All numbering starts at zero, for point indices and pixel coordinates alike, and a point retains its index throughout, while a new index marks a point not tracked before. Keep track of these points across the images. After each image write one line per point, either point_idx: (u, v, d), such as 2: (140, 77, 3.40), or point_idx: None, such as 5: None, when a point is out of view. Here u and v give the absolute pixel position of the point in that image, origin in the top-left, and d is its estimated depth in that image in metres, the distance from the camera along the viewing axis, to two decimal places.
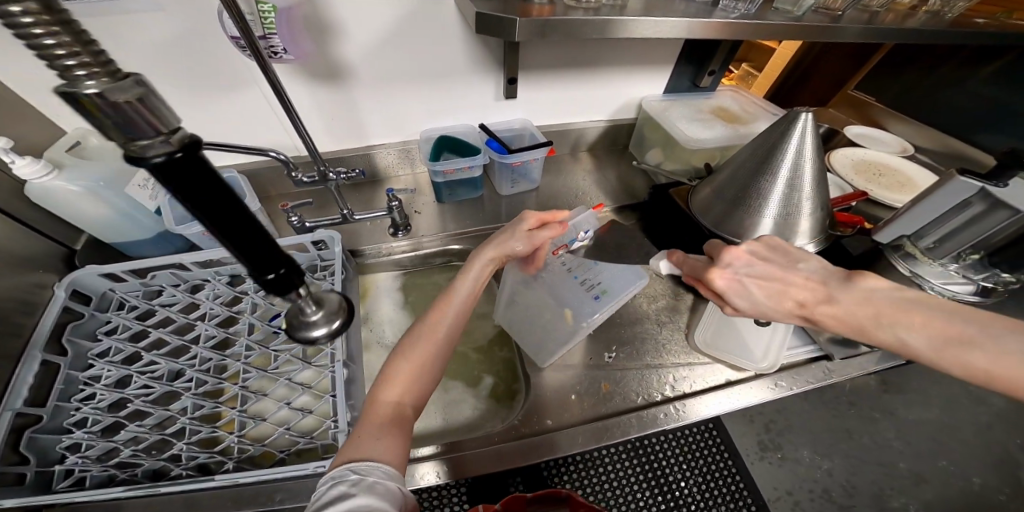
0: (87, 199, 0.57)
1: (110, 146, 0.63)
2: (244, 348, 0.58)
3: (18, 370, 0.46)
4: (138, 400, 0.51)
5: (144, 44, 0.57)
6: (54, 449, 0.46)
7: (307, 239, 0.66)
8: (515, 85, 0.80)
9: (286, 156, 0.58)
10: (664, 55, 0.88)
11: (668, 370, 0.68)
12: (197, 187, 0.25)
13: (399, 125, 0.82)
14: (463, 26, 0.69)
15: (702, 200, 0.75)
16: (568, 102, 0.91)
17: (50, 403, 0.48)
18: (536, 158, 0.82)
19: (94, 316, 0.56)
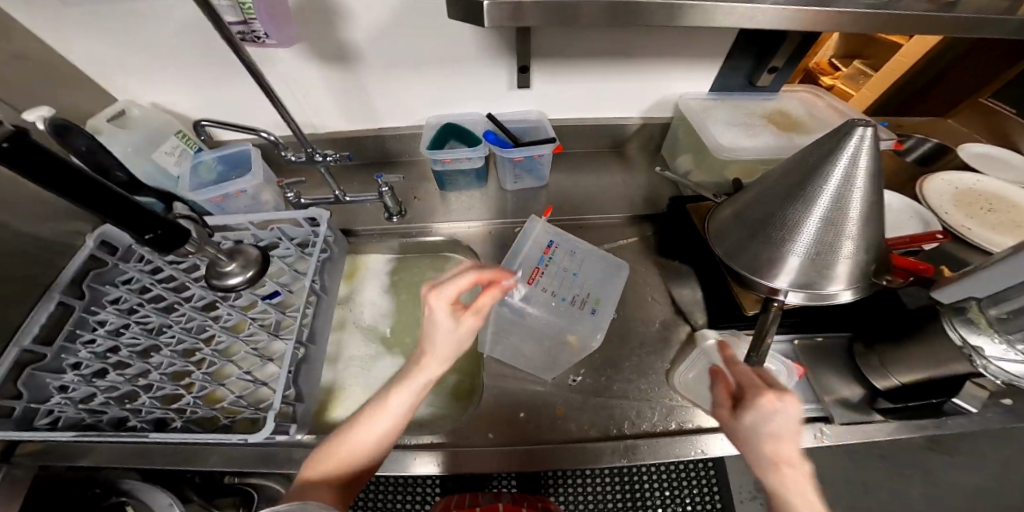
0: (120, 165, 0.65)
1: (148, 118, 0.70)
2: (225, 313, 0.64)
3: (35, 310, 0.55)
4: (124, 351, 0.59)
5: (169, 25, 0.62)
6: (50, 385, 0.55)
7: (301, 216, 0.70)
8: (528, 75, 0.74)
9: (277, 137, 0.62)
10: (711, 48, 0.75)
11: (634, 404, 0.61)
12: (43, 170, 0.32)
13: (408, 111, 0.81)
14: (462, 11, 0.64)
15: (721, 223, 0.64)
16: (591, 95, 0.82)
17: (58, 343, 0.57)
18: (542, 154, 0.77)
19: (113, 266, 0.65)
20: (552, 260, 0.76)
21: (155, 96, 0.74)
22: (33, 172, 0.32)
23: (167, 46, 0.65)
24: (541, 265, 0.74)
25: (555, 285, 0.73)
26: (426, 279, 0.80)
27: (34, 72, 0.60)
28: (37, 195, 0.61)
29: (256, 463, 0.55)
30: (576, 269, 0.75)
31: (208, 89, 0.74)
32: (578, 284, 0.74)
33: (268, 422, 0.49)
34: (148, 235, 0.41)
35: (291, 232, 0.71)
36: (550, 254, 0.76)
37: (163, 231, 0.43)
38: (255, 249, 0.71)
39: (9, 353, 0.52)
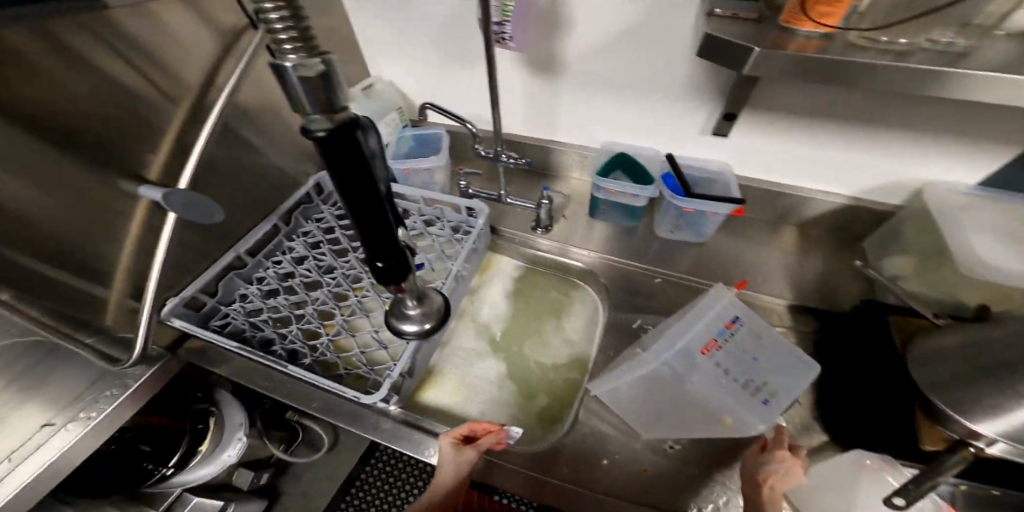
0: None
1: (384, 92, 0.87)
2: (378, 271, 0.75)
3: (257, 226, 0.72)
4: (297, 279, 0.72)
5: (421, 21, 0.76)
6: (236, 292, 0.69)
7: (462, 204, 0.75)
8: (731, 122, 0.67)
9: (475, 130, 0.66)
10: (993, 132, 0.57)
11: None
12: (360, 168, 0.25)
13: (587, 132, 0.81)
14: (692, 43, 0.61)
15: (940, 346, 0.49)
16: (795, 160, 0.71)
17: (256, 258, 0.72)
18: (718, 212, 0.69)
19: (316, 205, 0.82)
20: (733, 336, 0.62)
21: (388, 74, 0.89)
22: (346, 179, 0.25)
23: (410, 36, 0.80)
24: (718, 338, 0.62)
25: (729, 369, 0.60)
26: (549, 297, 0.79)
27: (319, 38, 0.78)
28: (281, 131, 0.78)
29: (352, 420, 0.59)
30: (756, 352, 0.61)
31: (426, 76, 0.86)
32: (763, 376, 0.59)
33: (383, 389, 0.52)
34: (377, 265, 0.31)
35: (449, 215, 0.77)
36: (731, 331, 0.63)
37: (392, 264, 0.32)
38: (415, 222, 0.78)
39: (226, 256, 0.68)
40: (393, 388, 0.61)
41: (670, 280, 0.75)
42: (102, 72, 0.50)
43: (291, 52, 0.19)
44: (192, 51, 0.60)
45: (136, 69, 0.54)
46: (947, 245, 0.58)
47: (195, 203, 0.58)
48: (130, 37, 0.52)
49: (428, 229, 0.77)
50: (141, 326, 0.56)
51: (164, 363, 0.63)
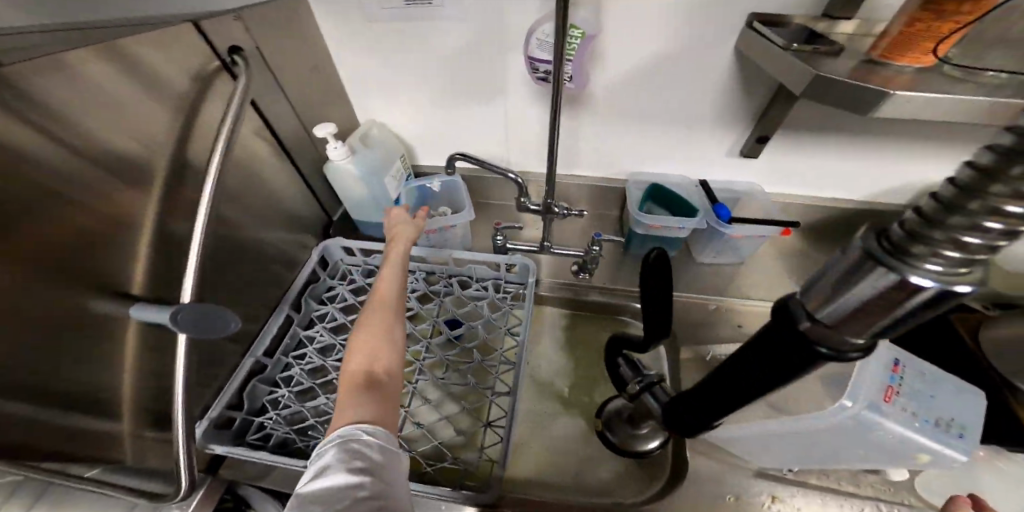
0: (356, 182, 0.71)
1: (382, 139, 0.78)
2: (423, 349, 0.66)
3: (270, 320, 0.62)
4: (332, 373, 0.62)
5: (434, 57, 0.69)
6: (263, 399, 0.59)
7: (501, 261, 0.68)
8: (762, 145, 0.68)
9: (521, 180, 0.63)
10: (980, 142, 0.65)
11: (863, 503, 0.55)
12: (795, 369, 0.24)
13: (609, 164, 0.78)
14: (737, 73, 0.61)
15: (1011, 335, 0.53)
16: (815, 173, 0.74)
17: (276, 357, 0.61)
18: (761, 234, 0.70)
19: (323, 282, 0.70)
20: (907, 383, 0.46)
21: (387, 114, 0.80)
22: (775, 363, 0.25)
23: (418, 70, 0.72)
24: (893, 385, 0.45)
25: (915, 420, 0.44)
26: (601, 341, 0.75)
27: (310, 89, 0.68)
28: (280, 203, 0.67)
29: None
30: (935, 391, 0.46)
31: (433, 116, 0.78)
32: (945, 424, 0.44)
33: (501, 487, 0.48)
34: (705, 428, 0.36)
35: (482, 274, 0.71)
36: (900, 376, 0.46)
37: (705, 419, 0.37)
38: (448, 284, 0.72)
39: (245, 363, 0.57)
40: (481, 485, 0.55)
41: (725, 306, 0.76)
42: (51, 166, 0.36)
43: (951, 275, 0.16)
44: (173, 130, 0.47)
45: (94, 155, 0.40)
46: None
47: (208, 316, 0.47)
48: (97, 127, 0.39)
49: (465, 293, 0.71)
50: (183, 448, 0.45)
51: (208, 485, 0.53)
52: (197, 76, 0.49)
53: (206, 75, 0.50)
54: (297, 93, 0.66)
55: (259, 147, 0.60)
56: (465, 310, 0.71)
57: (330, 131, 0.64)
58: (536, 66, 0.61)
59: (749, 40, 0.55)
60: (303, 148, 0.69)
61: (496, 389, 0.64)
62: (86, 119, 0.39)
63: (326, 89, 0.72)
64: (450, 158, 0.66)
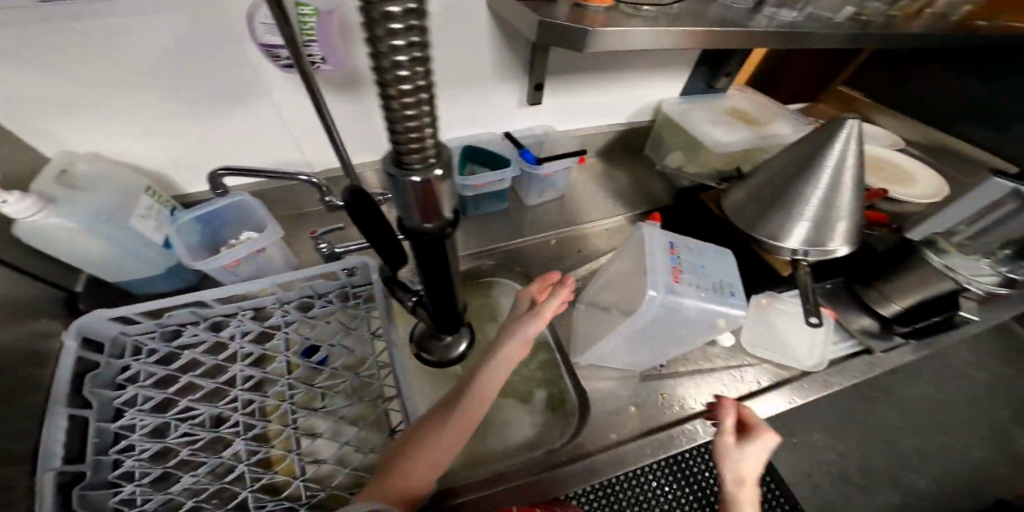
0: (83, 237, 0.52)
1: (101, 174, 0.56)
2: (285, 388, 0.57)
3: (46, 430, 0.43)
4: (185, 451, 0.50)
5: (144, 60, 0.52)
6: (103, 508, 0.44)
7: (336, 267, 0.61)
8: (541, 91, 0.76)
9: (317, 179, 0.57)
10: (682, 59, 0.85)
11: (720, 373, 0.68)
12: (429, 251, 0.33)
13: (415, 139, 0.76)
14: (497, 30, 0.64)
15: (734, 203, 0.72)
16: (590, 106, 0.85)
17: (95, 456, 0.46)
18: (564, 167, 0.79)
19: (108, 364, 0.52)
20: (682, 259, 0.59)
21: (100, 144, 0.58)
22: (421, 251, 0.33)
23: (128, 80, 0.53)
24: (676, 264, 0.57)
25: (698, 293, 0.55)
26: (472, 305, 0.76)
27: None
28: None
29: None
30: (703, 262, 0.59)
31: (180, 130, 0.61)
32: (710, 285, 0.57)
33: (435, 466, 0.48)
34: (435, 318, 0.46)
35: (324, 288, 0.63)
36: (676, 256, 0.59)
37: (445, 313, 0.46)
38: (286, 314, 0.61)
39: (43, 479, 0.41)
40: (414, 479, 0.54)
41: (563, 236, 0.83)
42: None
43: (417, 165, 0.25)
44: None
45: None
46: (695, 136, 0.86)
47: None
48: None
49: (310, 314, 0.63)
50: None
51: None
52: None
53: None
54: None
55: None
56: (316, 333, 0.63)
57: None
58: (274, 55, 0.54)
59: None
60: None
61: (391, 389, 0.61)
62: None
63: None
64: (211, 175, 0.56)
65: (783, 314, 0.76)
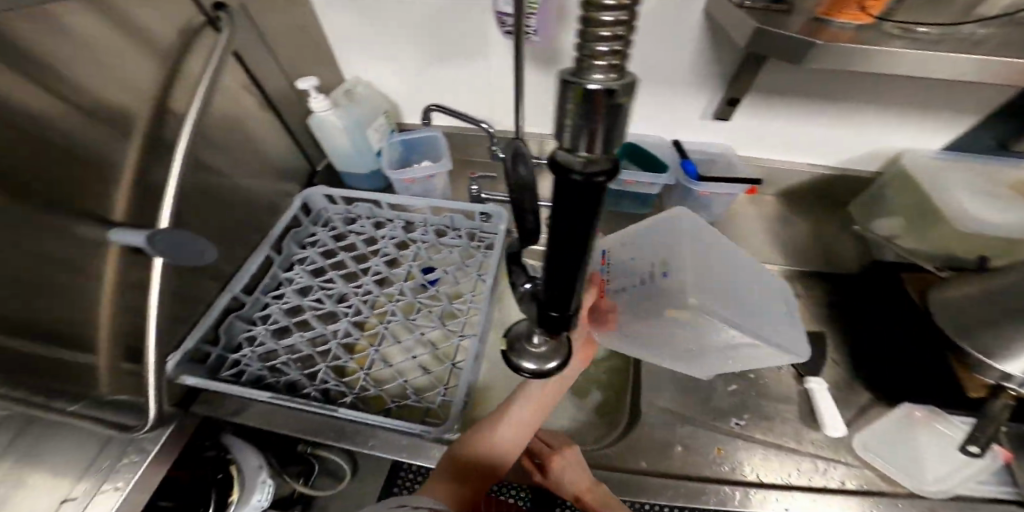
0: (340, 133, 0.74)
1: (368, 95, 0.80)
2: (399, 292, 0.69)
3: (247, 261, 0.64)
4: (309, 312, 0.66)
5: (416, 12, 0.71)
6: (238, 336, 0.63)
7: (476, 209, 0.72)
8: (734, 107, 0.68)
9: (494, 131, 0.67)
10: (965, 104, 0.63)
11: (801, 459, 0.56)
12: (575, 212, 0.18)
13: None
14: (705, 34, 0.61)
15: (954, 296, 0.53)
16: (792, 137, 0.72)
17: (254, 296, 0.65)
18: (731, 191, 0.69)
19: (305, 227, 0.74)
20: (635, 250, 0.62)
21: (371, 71, 0.82)
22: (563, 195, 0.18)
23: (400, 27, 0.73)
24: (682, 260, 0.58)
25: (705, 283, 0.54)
26: None
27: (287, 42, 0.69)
28: (261, 151, 0.69)
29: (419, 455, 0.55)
30: (636, 255, 0.62)
31: (417, 74, 0.80)
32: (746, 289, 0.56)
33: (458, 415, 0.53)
34: (555, 312, 0.27)
35: (458, 223, 0.74)
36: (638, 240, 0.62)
37: (557, 311, 0.27)
38: (426, 232, 0.74)
39: (222, 298, 0.61)
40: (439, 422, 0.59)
41: None
42: (32, 103, 0.40)
43: (597, 76, 0.13)
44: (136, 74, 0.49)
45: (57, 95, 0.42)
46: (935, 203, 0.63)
47: (184, 244, 0.50)
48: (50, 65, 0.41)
49: (441, 240, 0.74)
50: (155, 378, 0.51)
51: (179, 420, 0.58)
52: (182, 27, 0.53)
53: (198, 25, 0.56)
54: (277, 49, 0.68)
55: (245, 101, 0.64)
56: (438, 257, 0.74)
57: (311, 84, 0.66)
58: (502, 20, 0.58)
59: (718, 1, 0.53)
60: (280, 101, 0.71)
61: (462, 331, 0.67)
62: (48, 55, 0.40)
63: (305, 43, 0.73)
64: (427, 109, 0.69)
65: (935, 437, 0.56)
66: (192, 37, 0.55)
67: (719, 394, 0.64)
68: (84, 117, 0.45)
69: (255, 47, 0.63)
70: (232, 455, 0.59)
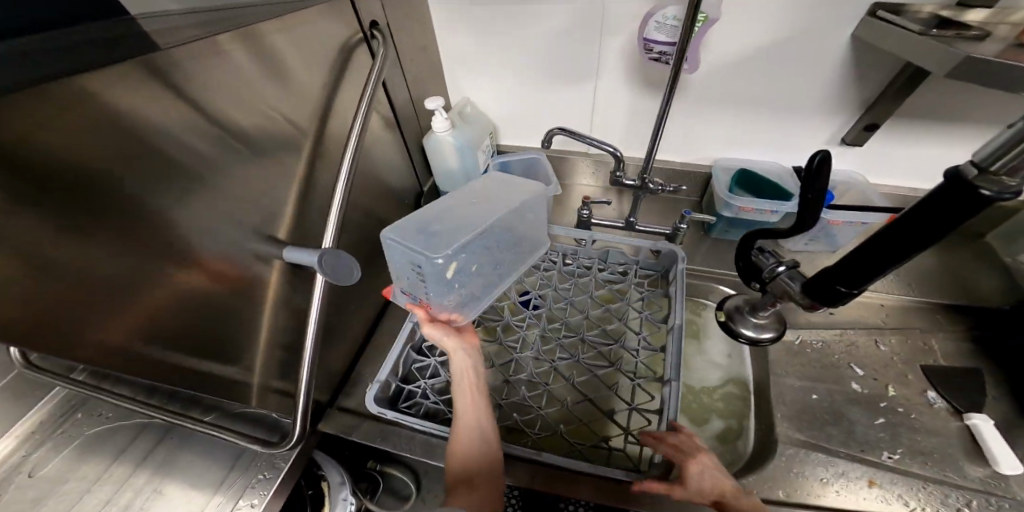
0: (452, 154, 0.77)
1: (474, 116, 0.83)
2: (562, 329, 0.75)
3: None
4: None
5: (539, 36, 0.72)
6: (411, 366, 0.70)
7: (643, 245, 0.76)
8: (870, 133, 0.66)
9: (621, 154, 0.67)
10: None
11: (972, 494, 0.54)
12: (944, 215, 0.32)
13: (698, 149, 0.79)
14: (849, 59, 0.60)
15: None
16: (921, 164, 0.70)
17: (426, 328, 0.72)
18: (867, 223, 0.67)
19: None
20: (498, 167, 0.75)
21: (481, 95, 0.84)
22: (937, 203, 0.32)
23: (519, 50, 0.74)
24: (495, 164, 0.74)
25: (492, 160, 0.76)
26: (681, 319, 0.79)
27: (412, 69, 0.72)
28: (383, 172, 0.72)
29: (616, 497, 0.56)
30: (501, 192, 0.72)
31: (525, 97, 0.82)
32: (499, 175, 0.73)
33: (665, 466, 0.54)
34: (842, 287, 0.41)
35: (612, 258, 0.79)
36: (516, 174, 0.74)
37: (845, 286, 0.41)
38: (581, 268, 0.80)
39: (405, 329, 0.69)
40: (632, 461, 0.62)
41: None
42: (217, 135, 0.43)
43: None
44: (296, 102, 0.52)
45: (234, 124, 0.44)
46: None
47: (342, 262, 0.54)
48: (233, 93, 0.44)
49: (596, 275, 0.79)
50: (301, 400, 0.55)
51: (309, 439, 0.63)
52: (336, 47, 0.56)
53: (352, 44, 0.58)
54: (410, 70, 0.71)
55: (379, 122, 0.67)
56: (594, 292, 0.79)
57: (439, 105, 0.69)
58: (647, 47, 0.59)
59: (868, 27, 0.54)
60: (405, 124, 0.74)
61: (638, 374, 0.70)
62: (224, 85, 0.43)
63: (426, 70, 0.76)
64: (550, 132, 0.70)
65: None
66: (345, 60, 0.58)
67: (859, 427, 0.61)
68: (256, 145, 0.47)
69: (392, 72, 0.67)
70: (322, 472, 0.64)
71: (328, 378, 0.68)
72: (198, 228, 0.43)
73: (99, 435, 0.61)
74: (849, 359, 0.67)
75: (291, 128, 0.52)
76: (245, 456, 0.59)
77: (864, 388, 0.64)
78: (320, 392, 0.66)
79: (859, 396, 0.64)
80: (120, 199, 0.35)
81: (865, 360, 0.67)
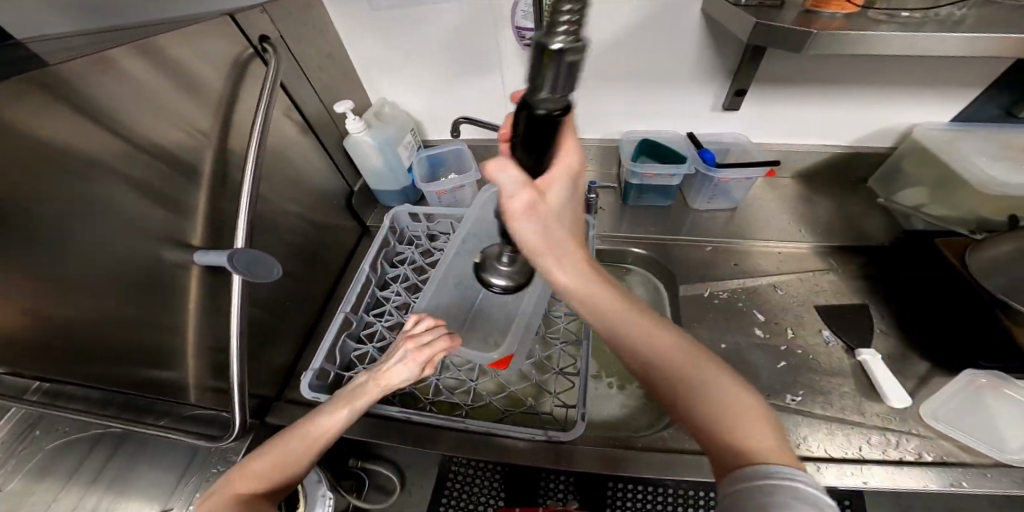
0: (372, 152, 0.82)
1: (395, 115, 0.87)
2: None
3: (353, 283, 0.74)
4: None
5: (432, 36, 0.76)
6: (350, 354, 0.73)
7: None
8: (741, 98, 0.71)
9: None
10: (970, 72, 0.63)
11: (870, 432, 0.56)
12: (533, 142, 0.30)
13: (602, 125, 0.83)
14: (704, 33, 0.65)
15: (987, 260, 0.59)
16: (795, 121, 0.75)
17: (359, 315, 0.75)
18: (750, 177, 0.73)
19: (391, 247, 0.84)
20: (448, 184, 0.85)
21: (396, 95, 0.88)
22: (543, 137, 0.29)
23: (420, 49, 0.79)
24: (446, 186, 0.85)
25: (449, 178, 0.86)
26: None
27: (320, 76, 0.76)
28: (303, 174, 0.75)
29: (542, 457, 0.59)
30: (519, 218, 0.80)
31: (437, 91, 0.86)
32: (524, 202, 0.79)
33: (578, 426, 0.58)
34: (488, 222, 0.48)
35: None
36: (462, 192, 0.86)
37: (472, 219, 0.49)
38: None
39: (337, 316, 0.71)
40: (560, 422, 0.66)
41: (724, 247, 0.78)
42: (108, 150, 0.46)
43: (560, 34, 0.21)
44: (195, 114, 0.55)
45: (138, 139, 0.48)
46: (952, 167, 0.65)
47: (258, 261, 0.59)
48: (128, 112, 0.47)
49: None
50: (241, 391, 0.56)
51: (255, 433, 0.65)
52: (229, 59, 0.60)
53: (245, 56, 0.62)
54: (315, 76, 0.75)
55: (288, 127, 0.71)
56: None
57: (347, 107, 0.73)
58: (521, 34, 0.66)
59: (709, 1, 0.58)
60: (320, 128, 0.78)
61: (562, 340, 0.74)
62: (116, 102, 0.46)
63: (337, 74, 0.80)
64: (455, 123, 0.73)
65: (1010, 404, 0.55)
66: (240, 74, 0.61)
67: (765, 371, 0.64)
68: (153, 155, 0.51)
69: (295, 79, 0.70)
70: None
71: (271, 375, 0.72)
72: (101, 239, 0.46)
73: (49, 455, 0.58)
74: (753, 306, 0.71)
75: (191, 138, 0.56)
76: (198, 457, 0.61)
77: (767, 333, 0.68)
78: (262, 387, 0.70)
79: (763, 341, 0.68)
80: (20, 219, 0.39)
81: (765, 306, 0.71)
